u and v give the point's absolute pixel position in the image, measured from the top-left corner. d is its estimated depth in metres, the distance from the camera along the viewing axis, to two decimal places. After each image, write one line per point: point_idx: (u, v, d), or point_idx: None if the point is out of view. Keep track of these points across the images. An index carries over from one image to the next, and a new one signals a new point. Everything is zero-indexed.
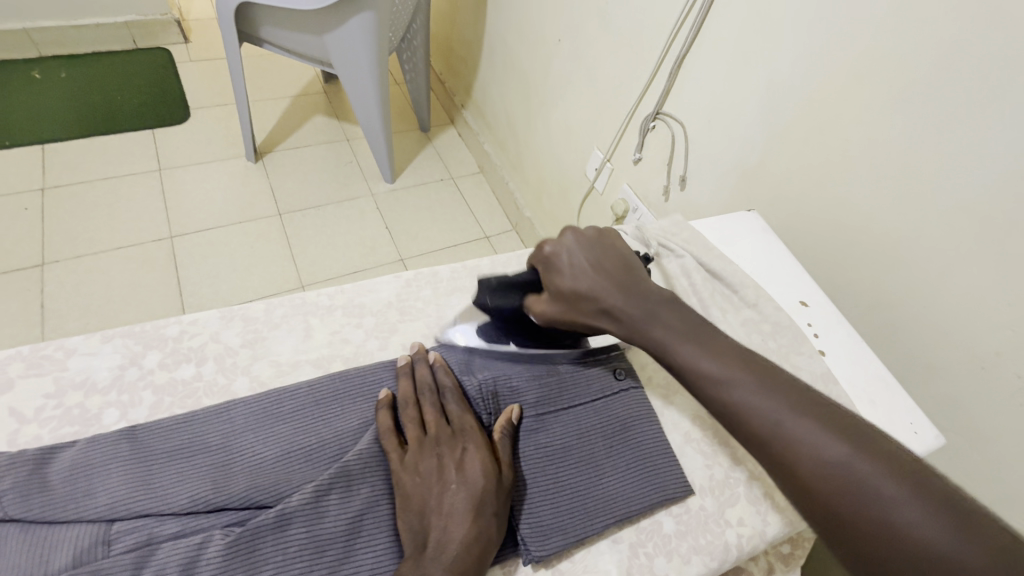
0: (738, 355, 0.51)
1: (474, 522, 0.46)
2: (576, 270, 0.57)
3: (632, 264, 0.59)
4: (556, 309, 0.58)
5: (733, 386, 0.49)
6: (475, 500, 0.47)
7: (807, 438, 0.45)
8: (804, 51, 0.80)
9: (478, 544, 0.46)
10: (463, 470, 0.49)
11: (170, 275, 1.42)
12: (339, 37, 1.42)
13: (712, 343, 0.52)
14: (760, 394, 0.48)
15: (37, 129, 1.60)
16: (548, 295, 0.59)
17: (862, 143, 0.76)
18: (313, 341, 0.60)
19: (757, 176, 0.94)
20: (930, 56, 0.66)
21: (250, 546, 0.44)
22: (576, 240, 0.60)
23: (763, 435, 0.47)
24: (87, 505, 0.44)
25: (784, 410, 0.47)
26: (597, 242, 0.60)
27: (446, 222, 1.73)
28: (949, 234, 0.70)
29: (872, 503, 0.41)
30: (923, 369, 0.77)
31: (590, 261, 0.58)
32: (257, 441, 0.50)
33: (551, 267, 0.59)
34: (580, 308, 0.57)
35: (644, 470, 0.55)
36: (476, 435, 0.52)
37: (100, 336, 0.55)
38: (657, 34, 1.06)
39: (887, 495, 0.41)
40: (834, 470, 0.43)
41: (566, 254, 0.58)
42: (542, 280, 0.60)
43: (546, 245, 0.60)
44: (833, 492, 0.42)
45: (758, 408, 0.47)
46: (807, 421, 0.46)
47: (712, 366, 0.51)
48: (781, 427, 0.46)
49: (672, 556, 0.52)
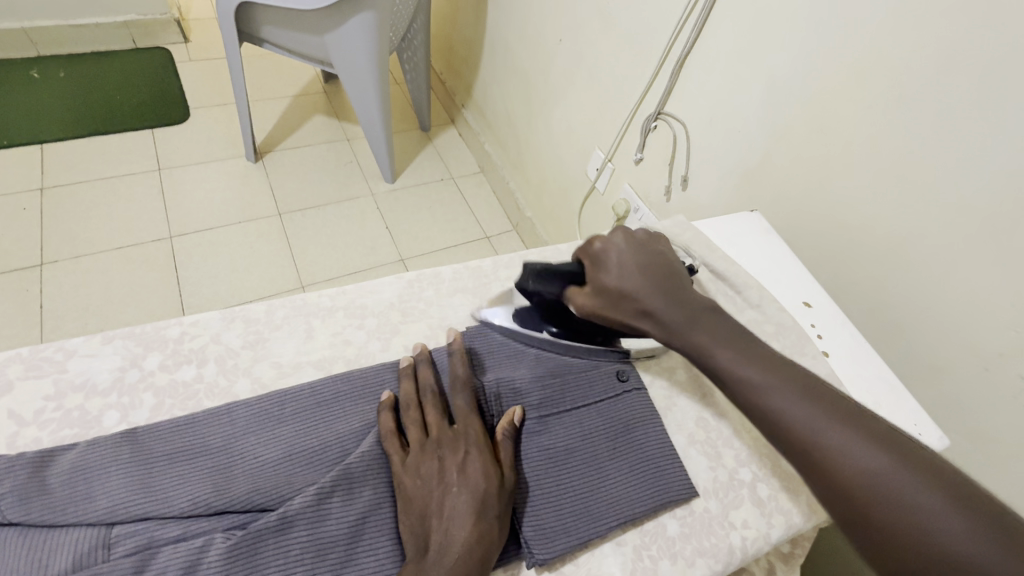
0: (781, 363, 0.51)
1: (476, 525, 0.46)
2: (620, 267, 0.58)
3: (677, 272, 0.60)
4: (596, 303, 0.58)
5: (772, 392, 0.49)
6: (477, 502, 0.47)
7: (847, 446, 0.44)
8: (806, 51, 0.80)
9: (480, 547, 0.45)
10: (465, 473, 0.49)
11: (170, 275, 1.41)
12: (339, 36, 1.42)
13: (753, 351, 0.52)
14: (800, 401, 0.48)
15: (37, 129, 1.60)
16: (590, 288, 0.59)
17: (865, 143, 0.76)
18: (315, 342, 0.60)
19: (759, 176, 0.94)
20: (933, 56, 0.66)
21: (251, 549, 0.43)
22: (625, 241, 0.60)
23: (800, 441, 0.46)
24: (87, 509, 0.44)
25: (825, 417, 0.46)
26: (644, 245, 0.60)
27: (447, 222, 1.73)
28: (952, 234, 0.69)
29: (913, 514, 0.40)
30: (926, 370, 0.77)
31: (637, 263, 0.58)
32: (258, 444, 0.49)
33: (598, 264, 0.59)
34: (620, 306, 0.57)
35: (648, 473, 0.55)
36: (477, 437, 0.51)
37: (100, 337, 0.55)
38: (658, 34, 1.06)
39: (929, 508, 0.40)
40: (874, 480, 0.42)
41: (614, 251, 0.59)
42: (586, 274, 0.61)
43: (596, 241, 0.61)
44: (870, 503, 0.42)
45: (796, 414, 0.47)
46: (848, 430, 0.45)
47: (752, 372, 0.50)
48: (821, 434, 0.45)
49: (676, 559, 0.52)
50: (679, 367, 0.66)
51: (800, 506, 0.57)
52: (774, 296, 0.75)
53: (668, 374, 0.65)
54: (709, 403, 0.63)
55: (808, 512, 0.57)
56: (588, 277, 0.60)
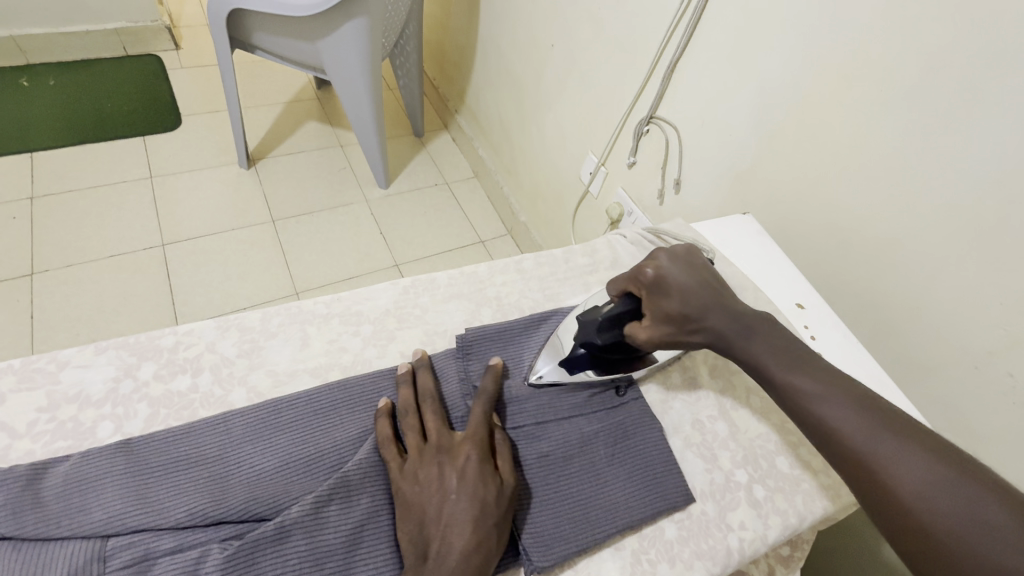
0: (834, 374, 0.50)
1: (474, 533, 0.46)
2: (681, 293, 0.56)
3: (717, 278, 0.60)
4: (663, 332, 0.57)
5: (822, 400, 0.48)
6: (476, 511, 0.47)
7: (897, 457, 0.43)
8: (793, 56, 0.82)
9: (478, 555, 0.45)
10: (463, 481, 0.48)
11: (163, 283, 1.41)
12: (333, 42, 1.42)
13: (807, 363, 0.51)
14: (852, 411, 0.47)
15: (26, 138, 1.59)
16: (652, 318, 0.57)
17: (854, 146, 0.77)
18: (310, 349, 0.59)
19: (750, 179, 0.95)
20: (917, 61, 0.67)
21: (249, 559, 0.43)
22: (672, 262, 0.59)
23: (848, 449, 0.45)
24: (81, 521, 0.43)
25: (875, 427, 0.45)
26: (688, 262, 0.59)
27: (441, 227, 1.73)
28: (941, 234, 0.71)
29: (968, 528, 0.39)
30: (918, 368, 0.77)
31: (694, 283, 0.57)
32: (255, 452, 0.49)
33: (656, 291, 0.57)
34: (686, 329, 0.56)
35: (645, 478, 0.55)
36: (477, 444, 0.51)
37: (93, 348, 0.55)
38: (649, 39, 1.07)
39: (986, 521, 0.39)
40: (926, 492, 0.41)
41: (668, 275, 0.57)
42: (644, 305, 0.58)
43: (644, 268, 0.59)
44: (922, 515, 0.41)
45: (846, 421, 0.46)
46: (898, 440, 0.44)
47: (803, 381, 0.50)
48: (866, 444, 0.45)
49: (675, 562, 0.52)
50: (674, 371, 0.66)
51: (796, 506, 0.57)
52: (768, 297, 0.76)
53: (664, 377, 0.66)
54: (705, 406, 0.64)
55: (804, 512, 0.57)
56: (645, 307, 0.58)
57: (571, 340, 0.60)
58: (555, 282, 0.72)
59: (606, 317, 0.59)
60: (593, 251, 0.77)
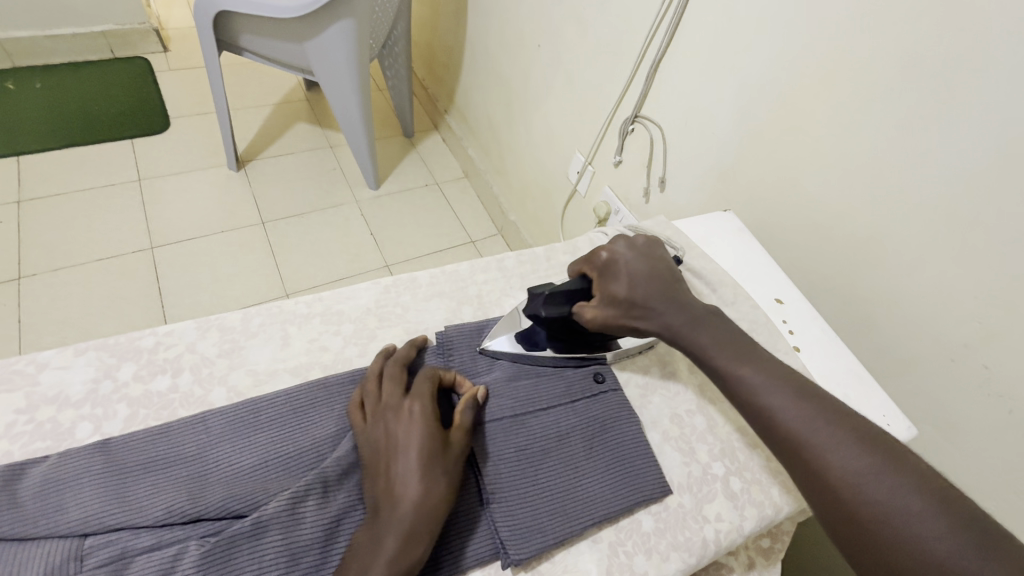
0: (779, 367, 0.52)
1: (424, 483, 0.47)
2: (629, 277, 0.60)
3: (675, 273, 0.62)
4: (608, 313, 0.59)
5: (763, 390, 0.50)
6: (423, 460, 0.48)
7: (831, 446, 0.45)
8: (773, 56, 0.83)
9: (427, 505, 0.46)
10: (411, 434, 0.49)
11: (151, 285, 1.40)
12: (319, 43, 1.42)
13: (753, 355, 0.53)
14: (793, 401, 0.49)
15: (11, 141, 1.58)
16: (600, 300, 0.60)
17: (832, 144, 0.79)
18: (291, 349, 0.60)
19: (733, 177, 0.96)
20: (891, 60, 0.69)
21: (225, 554, 0.43)
22: (628, 249, 0.62)
23: (790, 440, 0.47)
24: (59, 521, 0.43)
25: (815, 419, 0.47)
26: (645, 251, 0.63)
27: (430, 227, 1.73)
28: (916, 230, 0.72)
29: (890, 515, 0.41)
30: (896, 362, 0.79)
31: (643, 269, 0.60)
32: (233, 450, 0.50)
33: (606, 274, 0.61)
34: (631, 312, 0.59)
35: (622, 471, 0.56)
36: (424, 400, 0.52)
37: (73, 349, 0.55)
38: (633, 39, 1.08)
39: (908, 508, 0.41)
40: (856, 481, 0.43)
41: (620, 260, 0.61)
42: (594, 287, 0.62)
43: (599, 252, 0.63)
44: (852, 501, 0.43)
45: (790, 414, 0.48)
46: (833, 431, 0.46)
47: (749, 373, 0.52)
48: (810, 436, 0.46)
49: (651, 554, 0.52)
50: (654, 365, 0.67)
51: (772, 497, 0.58)
52: (748, 293, 0.77)
53: (643, 372, 0.66)
54: (683, 400, 0.65)
55: (780, 504, 0.58)
56: (596, 288, 0.62)
57: (524, 313, 0.63)
58: (536, 280, 0.73)
59: (552, 291, 0.62)
60: (574, 249, 0.78)
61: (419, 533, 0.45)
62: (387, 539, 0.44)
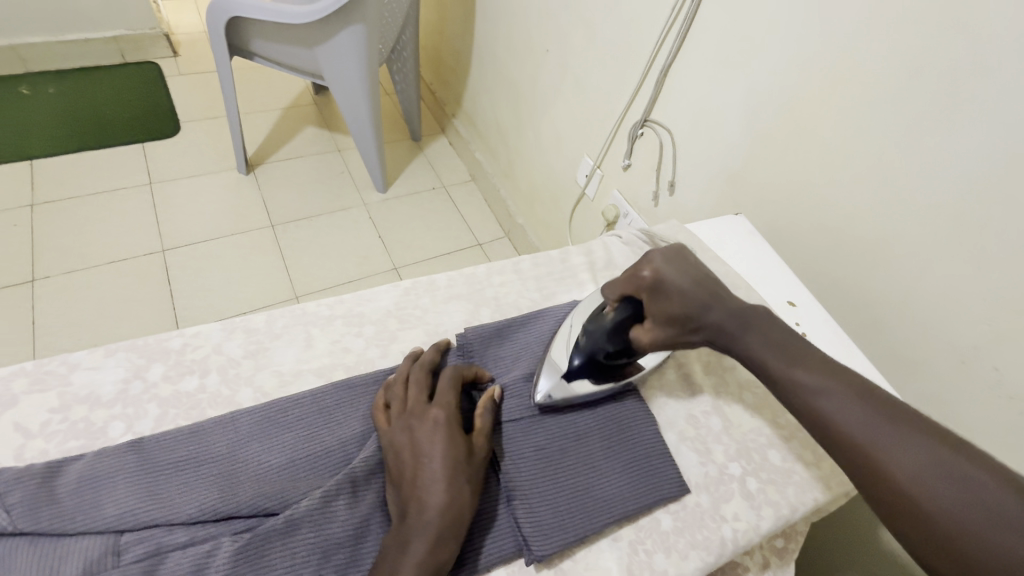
0: (834, 369, 0.52)
1: (448, 490, 0.48)
2: (680, 294, 0.59)
3: (710, 275, 0.62)
4: (666, 334, 0.60)
5: (824, 393, 0.50)
6: (448, 470, 0.49)
7: (896, 447, 0.45)
8: (782, 62, 0.84)
9: (452, 510, 0.47)
10: (434, 442, 0.50)
11: (164, 287, 1.42)
12: (329, 48, 1.44)
13: (807, 358, 0.54)
14: (854, 404, 0.49)
15: (26, 146, 1.60)
16: (654, 322, 0.60)
17: (841, 149, 0.80)
18: (314, 350, 0.61)
19: (742, 181, 0.97)
20: (900, 67, 0.70)
21: (258, 551, 0.44)
22: (668, 262, 0.61)
23: (848, 441, 0.47)
24: (95, 517, 0.44)
25: (875, 420, 0.47)
26: (682, 262, 0.61)
27: (438, 230, 1.75)
28: (926, 234, 0.73)
29: (963, 515, 0.41)
30: (907, 365, 0.79)
31: (690, 283, 0.60)
32: (262, 450, 0.51)
33: (656, 294, 0.60)
34: (688, 330, 0.59)
35: (640, 471, 0.57)
36: (446, 409, 0.53)
37: (103, 350, 0.56)
38: (642, 44, 1.09)
39: (980, 507, 0.41)
40: (924, 482, 0.43)
41: (668, 278, 0.60)
42: (646, 310, 0.61)
43: (643, 271, 0.61)
44: (922, 503, 0.43)
45: (848, 415, 0.48)
46: (898, 432, 0.46)
47: (804, 376, 0.52)
48: (870, 438, 0.46)
49: (671, 552, 0.53)
50: (669, 367, 0.68)
51: (788, 497, 0.59)
52: (760, 296, 0.78)
53: (660, 374, 0.67)
54: (699, 402, 0.65)
55: (796, 503, 0.59)
56: (647, 310, 0.61)
57: (578, 348, 0.61)
58: (552, 283, 0.74)
59: (611, 323, 0.62)
60: (589, 252, 0.79)
61: (446, 538, 0.46)
62: (413, 543, 0.45)
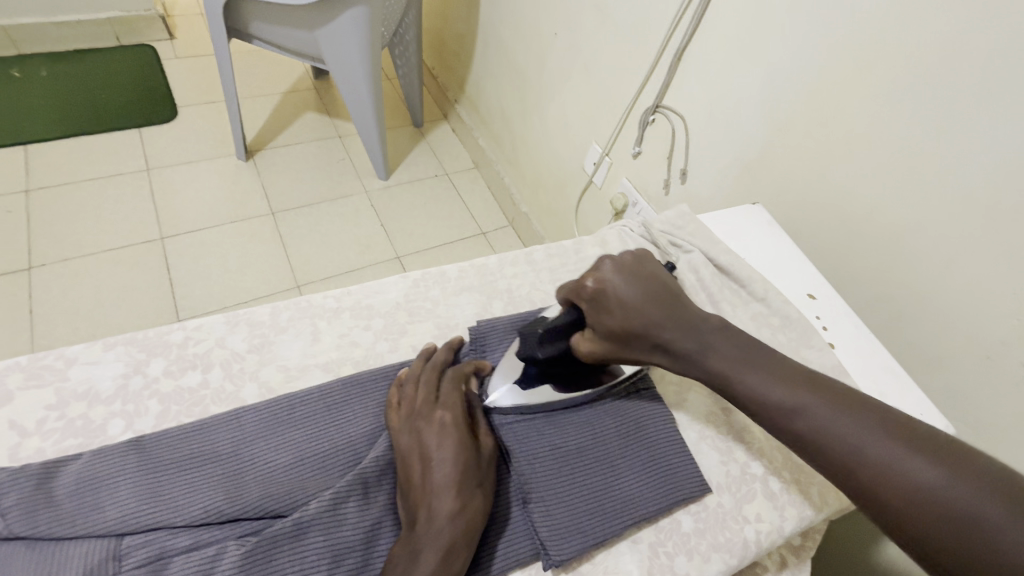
0: (807, 381, 0.49)
1: (457, 497, 0.46)
2: (624, 307, 0.54)
3: (671, 287, 0.57)
4: (605, 347, 0.55)
5: (802, 413, 0.47)
6: (457, 476, 0.47)
7: (889, 460, 0.43)
8: (804, 45, 0.80)
9: (463, 518, 0.45)
10: (441, 446, 0.48)
11: (162, 276, 1.39)
12: (329, 31, 1.39)
13: (777, 370, 0.51)
14: (837, 419, 0.46)
15: (19, 130, 1.56)
16: (595, 333, 0.56)
17: (864, 137, 0.77)
18: (321, 344, 0.59)
19: (759, 169, 0.94)
20: (931, 50, 0.66)
21: (267, 555, 0.43)
22: (617, 272, 0.56)
23: (839, 462, 0.45)
24: (96, 519, 0.42)
25: (859, 434, 0.45)
26: (634, 272, 0.57)
27: (442, 219, 1.72)
28: (952, 227, 0.70)
29: (968, 532, 0.39)
30: (928, 359, 0.77)
31: (637, 294, 0.55)
32: (269, 448, 0.49)
33: (598, 305, 0.55)
34: (632, 347, 0.55)
35: (659, 471, 0.55)
36: (452, 410, 0.51)
37: (101, 344, 0.54)
38: (655, 27, 1.05)
39: (988, 520, 0.38)
40: (927, 496, 0.41)
41: (611, 289, 0.55)
42: (586, 319, 0.56)
43: (586, 280, 0.57)
44: (927, 519, 0.40)
45: (832, 432, 0.46)
46: (890, 444, 0.43)
47: (778, 395, 0.49)
48: (861, 454, 0.44)
49: (692, 555, 0.52)
50: None
51: (811, 498, 0.57)
52: (778, 289, 0.75)
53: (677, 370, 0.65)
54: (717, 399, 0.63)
55: (820, 504, 0.57)
56: (587, 319, 0.56)
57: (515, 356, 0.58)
58: (566, 275, 0.72)
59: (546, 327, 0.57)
60: (603, 243, 0.77)
61: (458, 546, 0.44)
62: (424, 553, 0.43)
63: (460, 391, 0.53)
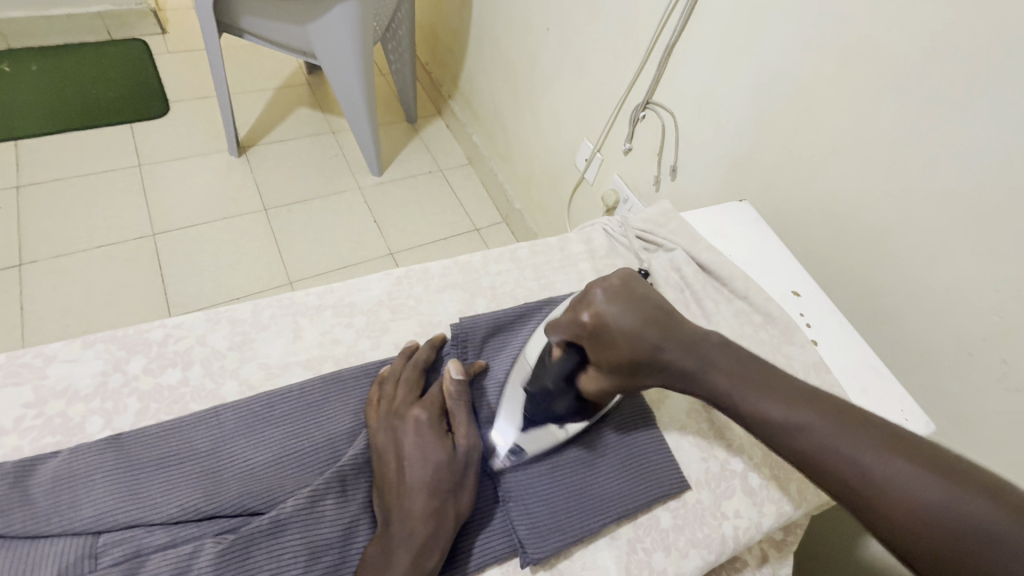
0: (805, 396, 0.49)
1: (431, 498, 0.46)
2: (627, 338, 0.53)
3: (665, 305, 0.56)
4: (614, 382, 0.54)
5: (802, 429, 0.47)
6: (430, 478, 0.47)
7: (889, 476, 0.43)
8: (791, 42, 0.80)
9: (436, 519, 0.45)
10: (416, 446, 0.48)
11: (153, 272, 1.39)
12: (321, 25, 1.39)
13: (775, 386, 0.50)
14: (836, 434, 0.46)
15: (8, 126, 1.55)
16: (603, 371, 0.55)
17: (849, 135, 0.77)
18: (303, 341, 0.59)
19: (747, 166, 0.94)
20: (915, 48, 0.66)
21: (243, 553, 0.43)
22: (609, 300, 0.54)
23: (840, 478, 0.44)
24: (72, 517, 0.43)
25: (861, 450, 0.44)
26: (628, 297, 0.55)
27: (435, 215, 1.71)
28: (935, 225, 0.70)
29: (969, 546, 0.39)
30: (912, 356, 0.77)
31: (637, 322, 0.53)
32: (247, 446, 0.49)
33: (599, 340, 0.54)
34: (640, 373, 0.54)
35: (638, 468, 0.55)
36: (429, 410, 0.51)
37: (81, 341, 0.54)
38: (645, 22, 1.05)
39: (988, 534, 0.39)
40: (928, 511, 0.40)
41: (609, 321, 0.53)
42: (590, 358, 0.55)
43: (582, 313, 0.55)
44: (931, 537, 0.40)
45: (831, 448, 0.45)
46: (889, 458, 0.43)
47: (778, 412, 0.49)
48: (862, 470, 0.44)
49: (670, 550, 0.52)
50: None
51: (790, 493, 0.57)
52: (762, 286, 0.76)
53: None
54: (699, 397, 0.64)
55: (799, 500, 0.57)
56: (592, 359, 0.55)
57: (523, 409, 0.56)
58: (550, 272, 0.72)
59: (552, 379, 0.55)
60: (588, 240, 0.77)
61: (431, 545, 0.45)
62: (397, 551, 0.44)
63: (438, 390, 0.53)
